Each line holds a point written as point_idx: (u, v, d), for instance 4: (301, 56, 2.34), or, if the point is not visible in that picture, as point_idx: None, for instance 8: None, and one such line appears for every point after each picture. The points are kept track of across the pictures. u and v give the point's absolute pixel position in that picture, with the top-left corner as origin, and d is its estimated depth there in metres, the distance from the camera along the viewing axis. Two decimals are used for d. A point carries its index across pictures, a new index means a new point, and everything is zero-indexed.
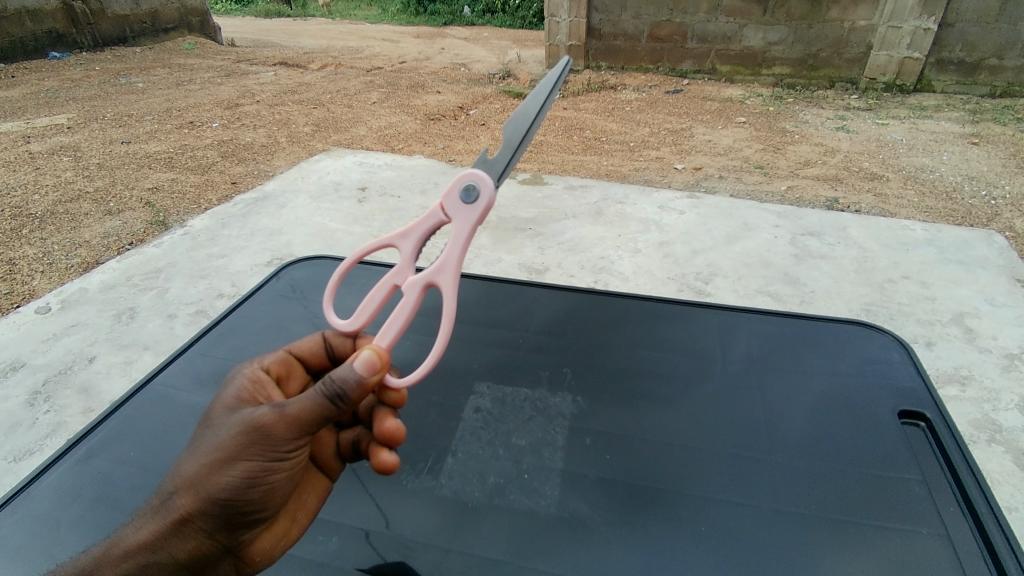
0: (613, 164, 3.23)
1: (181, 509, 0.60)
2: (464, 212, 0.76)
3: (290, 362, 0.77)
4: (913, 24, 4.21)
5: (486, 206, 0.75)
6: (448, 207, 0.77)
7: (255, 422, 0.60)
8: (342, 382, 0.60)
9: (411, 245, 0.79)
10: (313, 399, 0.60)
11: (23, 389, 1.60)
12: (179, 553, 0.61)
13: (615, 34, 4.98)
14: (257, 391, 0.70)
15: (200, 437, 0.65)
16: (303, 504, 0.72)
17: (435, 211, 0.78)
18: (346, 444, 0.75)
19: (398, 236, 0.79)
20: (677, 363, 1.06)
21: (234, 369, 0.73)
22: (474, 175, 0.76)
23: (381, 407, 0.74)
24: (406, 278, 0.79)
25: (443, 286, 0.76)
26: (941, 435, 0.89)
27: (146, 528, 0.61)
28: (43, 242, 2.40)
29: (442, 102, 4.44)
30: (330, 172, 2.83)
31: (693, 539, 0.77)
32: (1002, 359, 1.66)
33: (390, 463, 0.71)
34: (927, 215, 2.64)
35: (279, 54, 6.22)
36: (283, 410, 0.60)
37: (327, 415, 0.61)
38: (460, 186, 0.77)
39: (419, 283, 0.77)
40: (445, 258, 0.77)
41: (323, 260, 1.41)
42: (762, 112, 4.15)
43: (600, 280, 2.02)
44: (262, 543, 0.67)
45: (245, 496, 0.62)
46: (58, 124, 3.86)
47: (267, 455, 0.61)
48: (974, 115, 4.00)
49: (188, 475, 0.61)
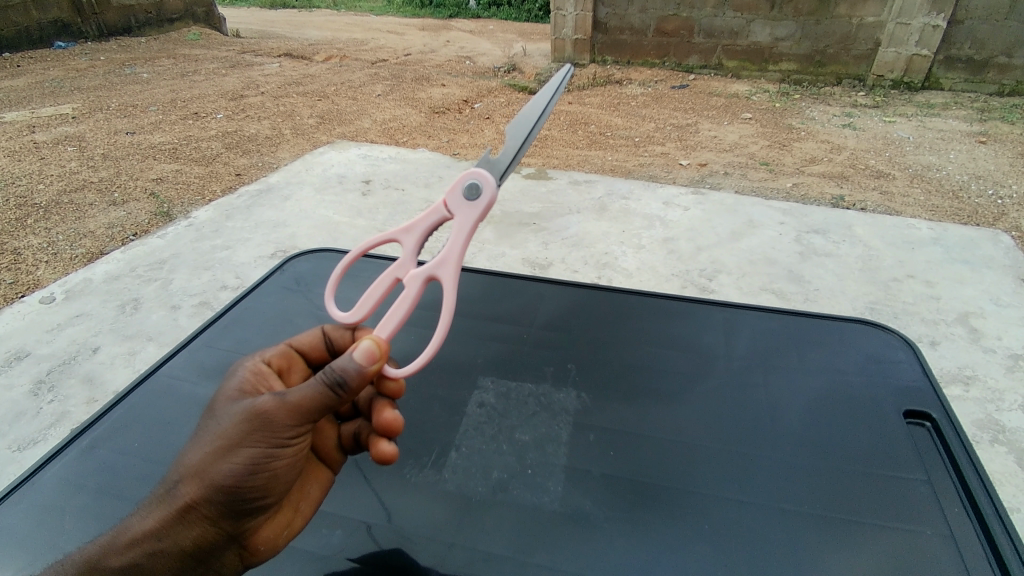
0: (618, 160, 3.22)
1: (185, 497, 0.60)
2: (466, 209, 0.76)
3: (291, 355, 0.77)
4: (922, 21, 4.17)
5: (488, 204, 0.75)
6: (451, 203, 0.77)
7: (257, 409, 0.61)
8: (340, 372, 0.60)
9: (414, 240, 0.79)
10: (314, 387, 0.61)
11: (28, 378, 1.61)
12: (184, 540, 0.61)
13: (622, 28, 4.95)
14: (259, 383, 0.70)
15: (203, 426, 0.64)
16: (306, 496, 0.72)
17: (439, 207, 0.78)
18: (348, 437, 0.75)
19: (402, 231, 0.79)
20: (681, 359, 1.06)
21: (235, 362, 0.73)
22: (477, 174, 0.76)
23: (381, 398, 0.74)
24: (408, 271, 0.79)
25: (443, 279, 0.76)
26: (946, 435, 0.89)
27: (152, 516, 0.61)
28: (48, 231, 2.40)
29: (446, 95, 4.42)
30: (334, 165, 2.82)
31: (696, 537, 0.76)
32: (1006, 359, 1.65)
33: (389, 453, 0.71)
34: (933, 214, 2.62)
35: (284, 46, 6.20)
36: (284, 398, 0.61)
37: (326, 404, 0.61)
38: (463, 184, 0.76)
39: (421, 275, 0.76)
40: (446, 253, 0.76)
41: (328, 253, 1.41)
42: (768, 109, 4.13)
43: (603, 276, 2.01)
44: (267, 533, 0.68)
45: (250, 483, 0.62)
46: (63, 114, 3.85)
47: (269, 442, 0.61)
48: (982, 113, 3.97)
49: (192, 463, 0.61)
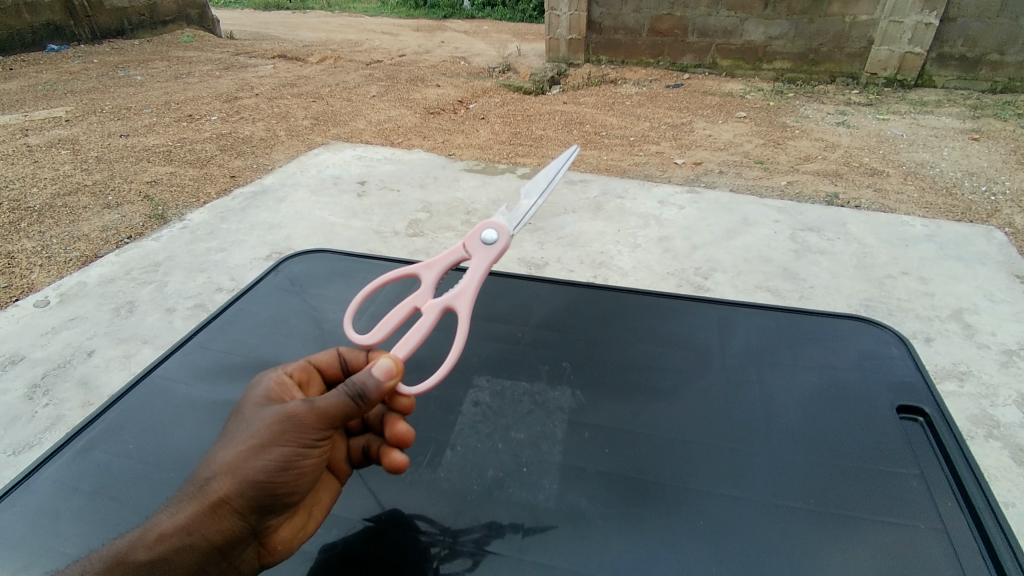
0: (613, 159, 3.22)
1: (218, 493, 0.60)
2: (484, 251, 0.87)
3: (310, 369, 0.77)
4: (914, 19, 4.19)
5: (503, 248, 0.87)
6: (470, 245, 0.88)
7: (291, 412, 0.63)
8: (365, 383, 0.64)
9: (434, 275, 0.90)
10: (344, 395, 0.63)
11: (23, 382, 1.60)
12: (211, 534, 0.60)
13: (616, 27, 4.96)
14: (285, 393, 0.71)
15: (234, 430, 0.65)
16: (318, 501, 0.72)
17: (459, 248, 0.89)
18: (357, 450, 0.76)
19: (424, 267, 0.90)
20: (676, 357, 1.06)
21: (258, 375, 0.74)
22: (496, 223, 0.88)
23: (392, 413, 0.76)
24: (425, 301, 0.87)
25: (459, 309, 0.85)
26: (939, 429, 0.89)
27: (181, 511, 0.60)
28: (42, 235, 2.40)
29: (441, 96, 4.42)
30: (329, 166, 2.82)
31: (692, 534, 0.76)
32: (1000, 355, 1.66)
33: (400, 462, 0.72)
34: (927, 210, 2.63)
35: (278, 47, 6.19)
36: (315, 403, 0.63)
37: (351, 412, 0.64)
38: (483, 230, 0.88)
39: (439, 305, 0.85)
40: (464, 286, 0.86)
41: (323, 255, 1.41)
42: (762, 107, 4.14)
43: (599, 275, 2.02)
44: (285, 532, 0.68)
45: (278, 481, 0.63)
46: (57, 117, 3.84)
47: (300, 442, 0.63)
48: (975, 111, 3.98)
49: (226, 461, 0.62)
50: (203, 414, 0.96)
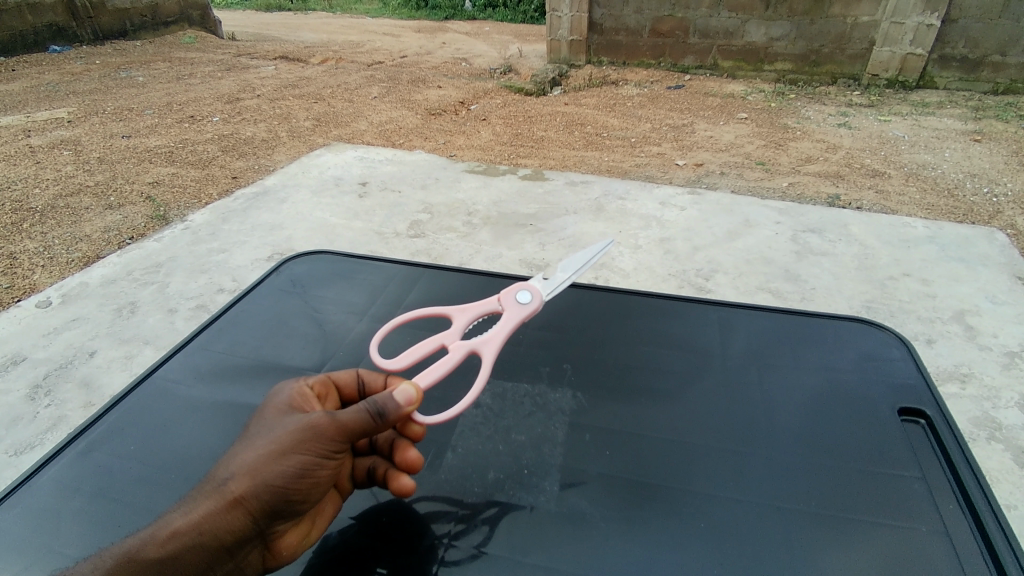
0: (614, 160, 3.22)
1: (235, 493, 0.60)
2: (517, 308, 0.96)
3: (329, 384, 0.77)
4: (915, 21, 4.18)
5: (534, 309, 0.96)
6: (504, 301, 0.97)
7: (311, 422, 0.64)
8: (383, 403, 0.64)
9: (465, 320, 0.97)
10: (363, 413, 0.64)
11: (24, 383, 1.61)
12: (222, 533, 0.60)
13: (617, 29, 4.96)
14: (303, 404, 0.72)
15: (253, 435, 0.66)
16: (322, 512, 0.72)
17: (493, 301, 0.98)
18: (362, 470, 0.77)
19: (457, 311, 0.98)
20: (676, 358, 1.06)
21: (278, 387, 0.75)
22: (531, 288, 0.99)
23: (403, 438, 0.76)
24: (452, 342, 0.93)
25: (483, 353, 0.90)
26: (941, 431, 0.89)
27: (195, 510, 0.60)
28: (43, 236, 2.40)
29: (443, 97, 4.42)
30: (331, 167, 2.82)
31: (694, 536, 0.76)
32: (1002, 357, 1.66)
33: (407, 487, 0.73)
34: (929, 212, 2.63)
35: (279, 48, 6.20)
36: (335, 416, 0.64)
37: (369, 428, 0.65)
38: (519, 292, 0.98)
39: (465, 347, 0.91)
40: (492, 334, 0.93)
41: (324, 255, 1.41)
42: (763, 109, 4.14)
43: (600, 276, 2.02)
44: (290, 539, 0.68)
45: (293, 487, 0.63)
46: (59, 118, 3.85)
47: (317, 451, 0.64)
48: (977, 112, 3.98)
49: (245, 463, 0.62)
50: (204, 415, 0.96)
